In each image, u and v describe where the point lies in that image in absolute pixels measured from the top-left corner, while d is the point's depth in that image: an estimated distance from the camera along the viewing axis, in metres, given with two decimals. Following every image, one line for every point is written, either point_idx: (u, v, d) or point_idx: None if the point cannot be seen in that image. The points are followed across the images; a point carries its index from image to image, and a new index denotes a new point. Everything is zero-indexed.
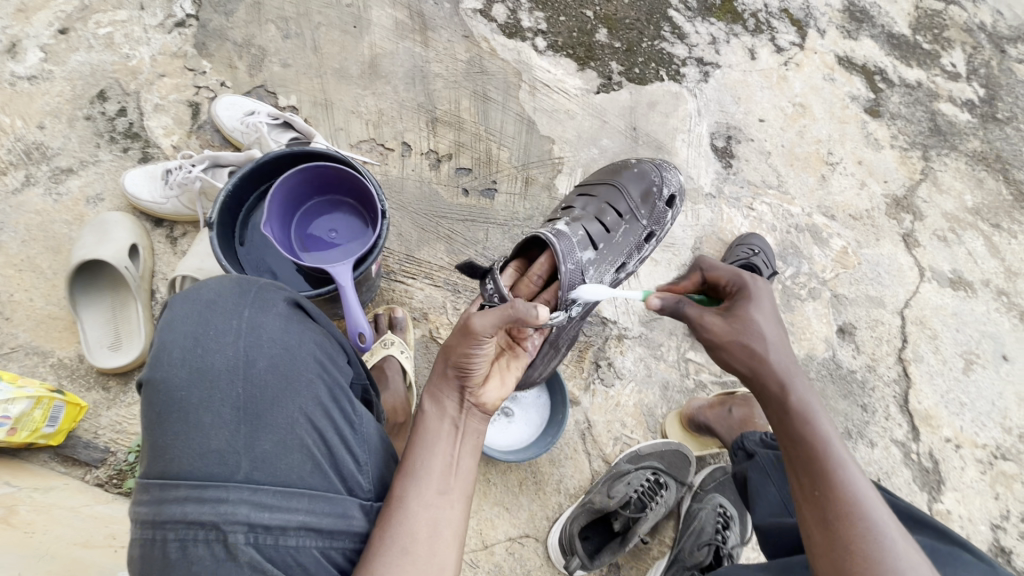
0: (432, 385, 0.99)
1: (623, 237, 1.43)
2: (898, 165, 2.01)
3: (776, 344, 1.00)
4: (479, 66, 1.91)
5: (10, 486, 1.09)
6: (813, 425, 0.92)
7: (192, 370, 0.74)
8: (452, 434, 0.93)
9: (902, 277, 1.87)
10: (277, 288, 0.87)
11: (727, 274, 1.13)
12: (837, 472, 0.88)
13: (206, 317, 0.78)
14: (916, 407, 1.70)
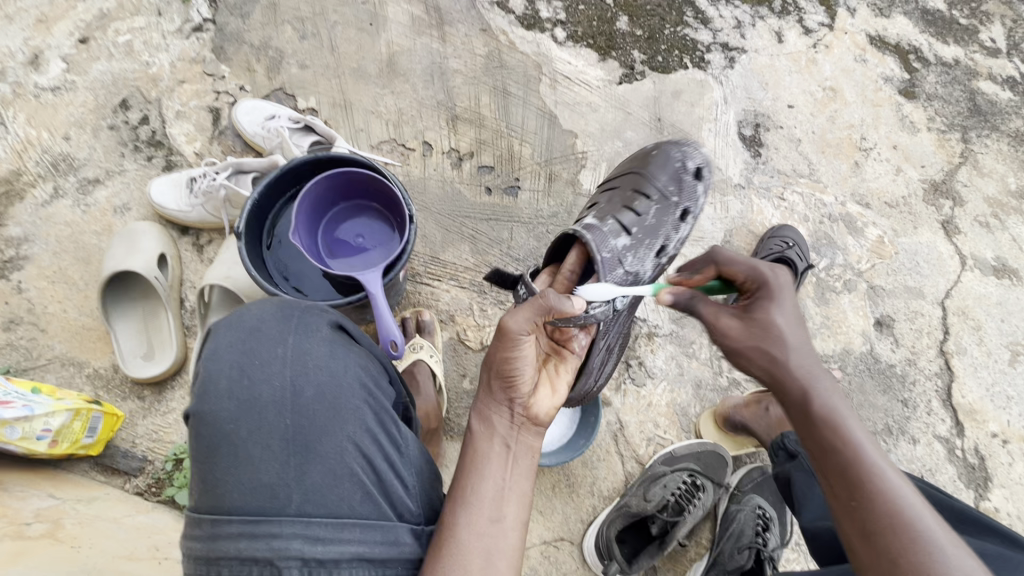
0: (481, 403, 0.98)
1: (656, 219, 1.33)
2: (936, 149, 1.93)
3: (801, 347, 0.94)
4: (498, 60, 1.87)
5: (55, 498, 1.11)
6: (842, 430, 0.87)
7: (240, 403, 0.73)
8: (504, 454, 0.92)
9: (943, 266, 1.80)
10: (319, 309, 0.86)
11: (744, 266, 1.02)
12: (874, 482, 0.82)
13: (252, 346, 0.77)
14: (959, 402, 1.64)
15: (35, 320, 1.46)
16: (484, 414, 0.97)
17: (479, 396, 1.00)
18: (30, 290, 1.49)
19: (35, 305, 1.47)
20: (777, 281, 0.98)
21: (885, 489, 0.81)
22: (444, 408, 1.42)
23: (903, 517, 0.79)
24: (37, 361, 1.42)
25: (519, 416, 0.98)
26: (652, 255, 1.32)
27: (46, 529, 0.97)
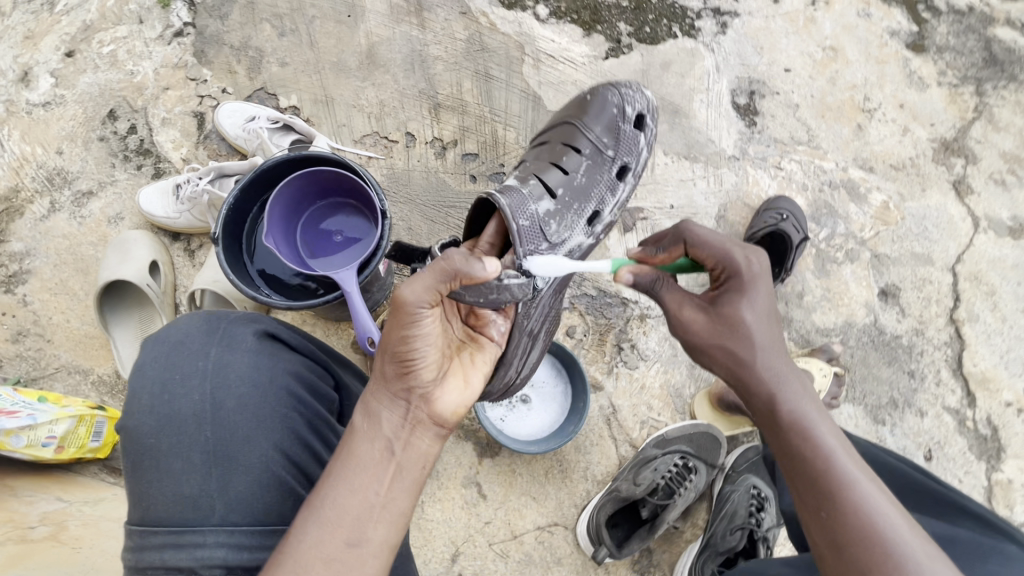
0: (369, 396, 0.93)
1: (588, 177, 1.25)
2: (946, 105, 1.82)
3: (764, 344, 0.93)
4: (479, 43, 1.82)
5: (62, 501, 1.16)
6: (812, 439, 0.85)
7: (163, 417, 0.86)
8: (384, 460, 0.88)
9: (954, 229, 1.71)
10: (245, 323, 0.97)
11: (713, 246, 0.96)
12: (847, 492, 0.79)
13: (174, 362, 0.91)
14: (971, 370, 1.58)
15: (41, 331, 1.53)
16: (372, 408, 0.92)
17: (370, 385, 0.95)
18: (35, 302, 1.55)
19: (40, 317, 1.54)
20: (750, 267, 0.94)
21: (857, 500, 0.78)
22: None
23: (871, 526, 0.76)
24: (46, 371, 1.49)
25: (410, 416, 0.93)
26: (584, 219, 1.24)
27: (49, 532, 1.03)
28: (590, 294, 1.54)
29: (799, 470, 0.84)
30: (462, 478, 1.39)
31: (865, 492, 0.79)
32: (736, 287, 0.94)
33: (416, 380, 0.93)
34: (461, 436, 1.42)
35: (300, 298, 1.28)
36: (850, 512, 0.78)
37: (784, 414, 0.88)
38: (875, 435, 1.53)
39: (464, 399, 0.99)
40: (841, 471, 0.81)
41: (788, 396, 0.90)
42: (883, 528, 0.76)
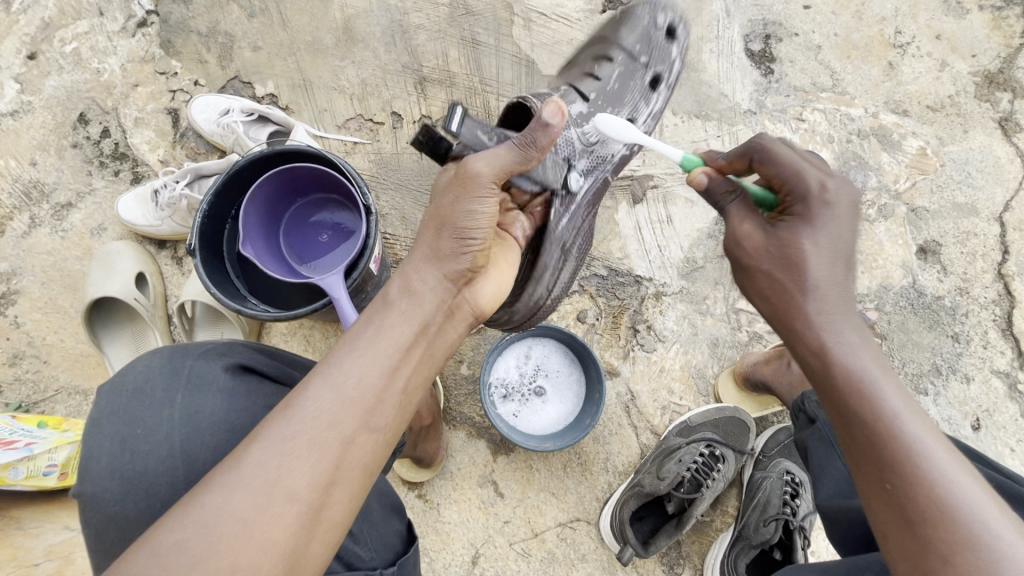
0: (413, 267, 0.85)
1: (621, 84, 1.25)
2: (990, 32, 1.62)
3: (824, 280, 0.78)
4: (463, 7, 1.66)
5: (71, 530, 1.14)
6: (878, 401, 0.71)
7: (124, 479, 0.75)
8: (411, 340, 0.78)
9: (1000, 173, 1.54)
10: (212, 356, 0.85)
11: (786, 167, 0.84)
12: (924, 465, 0.67)
13: (134, 414, 0.78)
14: (1022, 329, 1.45)
15: (36, 352, 1.48)
16: (414, 278, 0.83)
17: (415, 254, 0.86)
18: (26, 323, 1.50)
19: (33, 338, 1.49)
20: (818, 190, 0.80)
21: (932, 476, 0.67)
22: (443, 398, 1.36)
23: (948, 503, 0.65)
24: (45, 393, 1.46)
25: (450, 301, 0.86)
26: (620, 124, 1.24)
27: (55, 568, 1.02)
28: (600, 275, 1.44)
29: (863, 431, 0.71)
30: (477, 477, 1.34)
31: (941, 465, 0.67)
32: (805, 211, 0.81)
33: (464, 265, 0.86)
34: (473, 434, 1.37)
35: (291, 306, 1.20)
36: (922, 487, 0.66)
37: (846, 370, 0.74)
38: (917, 405, 1.42)
39: (501, 296, 0.97)
40: (913, 436, 0.69)
41: (847, 345, 0.75)
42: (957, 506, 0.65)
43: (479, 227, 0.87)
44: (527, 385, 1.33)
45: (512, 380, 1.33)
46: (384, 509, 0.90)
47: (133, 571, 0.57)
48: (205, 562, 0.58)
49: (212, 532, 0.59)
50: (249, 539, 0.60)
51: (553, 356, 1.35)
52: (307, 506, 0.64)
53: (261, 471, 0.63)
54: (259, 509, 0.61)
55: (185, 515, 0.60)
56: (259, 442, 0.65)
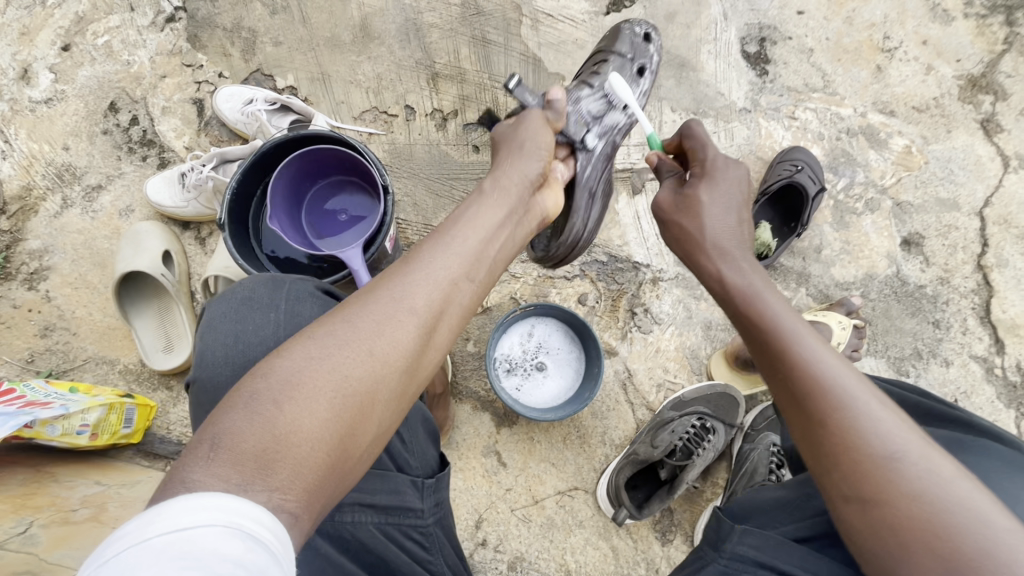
0: (500, 172, 1.02)
1: (611, 76, 1.32)
2: (973, 38, 1.71)
3: (716, 224, 0.96)
4: (474, 7, 1.75)
5: (101, 485, 1.22)
6: (762, 306, 0.84)
7: (238, 368, 0.83)
8: (503, 220, 0.93)
9: (981, 171, 1.63)
10: (307, 277, 0.95)
11: (698, 142, 1.03)
12: (796, 347, 0.77)
13: (244, 313, 0.87)
14: (999, 317, 1.53)
15: (66, 325, 1.57)
16: (503, 176, 1.01)
17: (500, 165, 1.04)
18: (57, 297, 1.59)
19: (64, 311, 1.58)
20: (715, 160, 1.00)
21: (807, 356, 0.76)
22: (451, 372, 1.44)
23: (823, 377, 0.73)
24: (74, 363, 1.54)
25: (528, 198, 1.02)
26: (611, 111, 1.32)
27: (91, 514, 1.08)
28: (600, 260, 1.52)
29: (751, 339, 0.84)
30: (482, 447, 1.42)
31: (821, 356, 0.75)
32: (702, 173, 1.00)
33: (538, 174, 1.04)
34: (479, 407, 1.45)
35: (310, 280, 1.29)
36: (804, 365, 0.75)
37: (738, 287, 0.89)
38: None
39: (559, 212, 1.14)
40: (794, 332, 0.79)
41: (738, 266, 0.91)
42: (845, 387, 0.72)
43: (543, 146, 1.07)
44: (530, 361, 1.41)
45: (515, 356, 1.41)
46: None
47: (294, 352, 0.65)
48: (348, 348, 0.66)
49: (355, 329, 0.68)
50: (382, 336, 0.69)
51: (555, 334, 1.43)
52: (425, 322, 0.73)
53: (392, 292, 0.73)
54: (389, 317, 0.71)
55: (333, 319, 0.69)
56: (390, 274, 0.76)
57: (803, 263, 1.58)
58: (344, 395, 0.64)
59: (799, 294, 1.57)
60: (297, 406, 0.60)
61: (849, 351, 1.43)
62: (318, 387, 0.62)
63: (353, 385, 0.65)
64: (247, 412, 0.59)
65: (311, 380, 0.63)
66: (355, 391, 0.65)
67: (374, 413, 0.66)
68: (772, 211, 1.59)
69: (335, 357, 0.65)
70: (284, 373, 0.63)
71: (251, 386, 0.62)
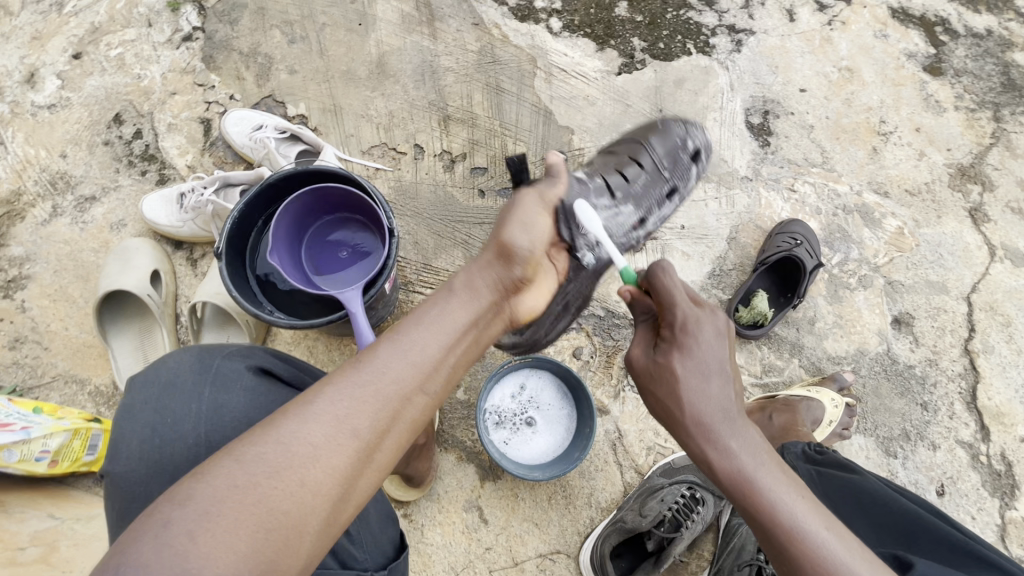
0: (477, 267, 0.98)
1: (644, 188, 1.37)
2: (963, 130, 1.79)
3: (701, 397, 0.88)
4: (490, 55, 1.79)
5: (54, 518, 1.13)
6: (759, 495, 0.80)
7: (150, 465, 0.77)
8: (469, 325, 0.91)
9: (969, 257, 1.68)
10: (239, 356, 0.88)
11: (664, 293, 0.94)
12: (803, 542, 0.76)
13: (164, 405, 0.80)
14: (985, 404, 1.55)
15: (38, 338, 1.51)
16: (474, 275, 0.97)
17: (482, 258, 0.99)
18: (33, 308, 1.53)
19: (38, 324, 1.52)
20: (685, 313, 0.92)
21: (814, 549, 0.75)
22: (437, 420, 1.40)
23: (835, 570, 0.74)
24: (42, 379, 1.47)
25: (500, 302, 0.99)
26: (632, 222, 1.36)
27: (39, 554, 1.00)
28: (598, 315, 1.52)
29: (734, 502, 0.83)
30: (463, 501, 1.37)
31: (823, 540, 0.76)
32: (675, 342, 0.91)
33: (516, 275, 1.00)
34: (464, 458, 1.40)
35: (304, 316, 1.26)
36: (794, 550, 0.76)
37: (726, 471, 0.83)
38: (886, 468, 1.50)
39: (535, 313, 1.11)
40: (793, 522, 0.77)
41: (726, 448, 0.84)
42: (843, 570, 0.74)
43: (535, 237, 1.05)
44: (520, 415, 1.38)
45: (505, 408, 1.37)
46: (379, 515, 0.93)
47: (216, 478, 0.63)
48: (277, 475, 0.65)
49: (285, 451, 0.67)
50: (316, 464, 0.67)
51: (549, 388, 1.40)
52: (366, 443, 0.72)
53: (332, 410, 0.72)
54: (327, 440, 0.70)
55: (263, 438, 0.67)
56: (333, 380, 0.75)
57: (796, 333, 1.61)
58: (269, 529, 0.62)
59: (792, 364, 1.58)
60: (212, 542, 0.58)
61: (840, 429, 1.44)
62: (241, 520, 0.61)
63: (279, 517, 0.63)
64: (161, 544, 0.57)
65: (232, 513, 0.61)
66: (282, 523, 0.63)
67: (302, 541, 0.64)
68: (768, 280, 1.61)
69: (261, 487, 0.64)
70: (202, 502, 0.61)
71: (165, 515, 0.60)
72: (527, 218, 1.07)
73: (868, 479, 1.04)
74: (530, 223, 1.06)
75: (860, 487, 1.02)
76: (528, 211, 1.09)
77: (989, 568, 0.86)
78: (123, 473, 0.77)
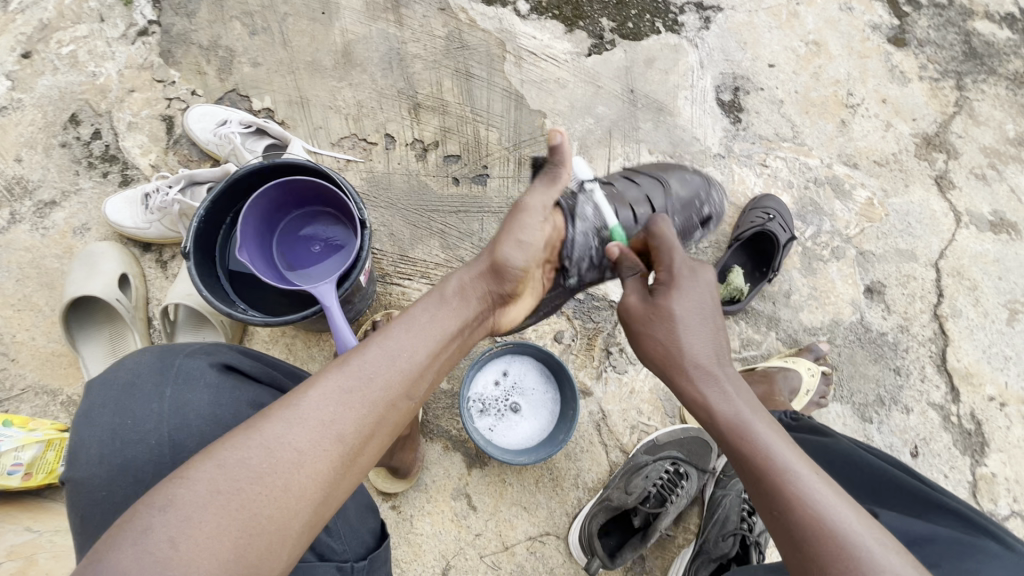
0: (469, 278, 1.00)
1: (643, 229, 1.35)
2: (928, 99, 1.82)
3: (697, 340, 0.93)
4: (458, 41, 1.76)
5: (31, 532, 1.10)
6: (751, 436, 0.82)
7: (113, 468, 0.75)
8: (456, 332, 0.93)
9: (936, 224, 1.71)
10: (199, 354, 0.87)
11: (664, 245, 1.03)
12: (789, 478, 0.76)
13: (123, 406, 0.79)
14: (955, 365, 1.59)
15: (4, 350, 1.46)
16: (467, 284, 0.99)
17: (475, 267, 1.02)
18: None
19: (3, 335, 1.47)
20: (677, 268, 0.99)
21: (801, 487, 0.75)
22: (421, 410, 1.40)
23: (819, 511, 0.73)
24: (10, 392, 1.43)
25: (485, 312, 1.03)
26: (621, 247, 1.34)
27: (16, 568, 0.98)
28: (577, 298, 1.53)
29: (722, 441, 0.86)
30: (451, 489, 1.37)
31: (806, 480, 0.76)
32: (672, 281, 0.98)
33: (504, 287, 1.04)
34: (450, 447, 1.40)
35: (281, 313, 1.24)
36: (778, 485, 0.76)
37: (726, 415, 0.86)
38: (862, 433, 1.54)
39: (516, 321, 1.16)
40: (782, 460, 0.78)
41: (724, 391, 0.88)
42: (825, 509, 0.73)
43: (527, 252, 1.05)
44: (503, 401, 1.38)
45: (486, 399, 1.37)
46: (361, 505, 0.93)
47: (196, 482, 0.62)
48: (261, 480, 0.64)
49: (271, 456, 0.66)
50: (301, 469, 0.66)
51: (529, 372, 1.40)
52: (349, 450, 0.71)
53: (317, 415, 0.70)
54: (312, 445, 0.68)
55: (247, 439, 0.66)
56: (321, 380, 0.74)
57: (773, 307, 1.63)
58: (252, 533, 0.61)
59: (769, 337, 1.61)
60: (193, 548, 0.58)
61: (817, 398, 1.48)
62: (223, 526, 0.60)
63: (262, 521, 0.62)
64: (139, 550, 0.56)
65: (214, 519, 0.60)
66: (265, 527, 0.62)
67: (287, 543, 0.64)
68: (744, 255, 1.62)
69: (245, 492, 0.63)
70: (182, 508, 0.60)
71: (145, 521, 0.58)
72: (525, 235, 1.06)
73: (841, 439, 1.06)
74: (526, 239, 1.05)
75: (832, 448, 1.05)
76: (529, 222, 1.08)
77: (953, 516, 0.87)
78: (93, 480, 0.75)
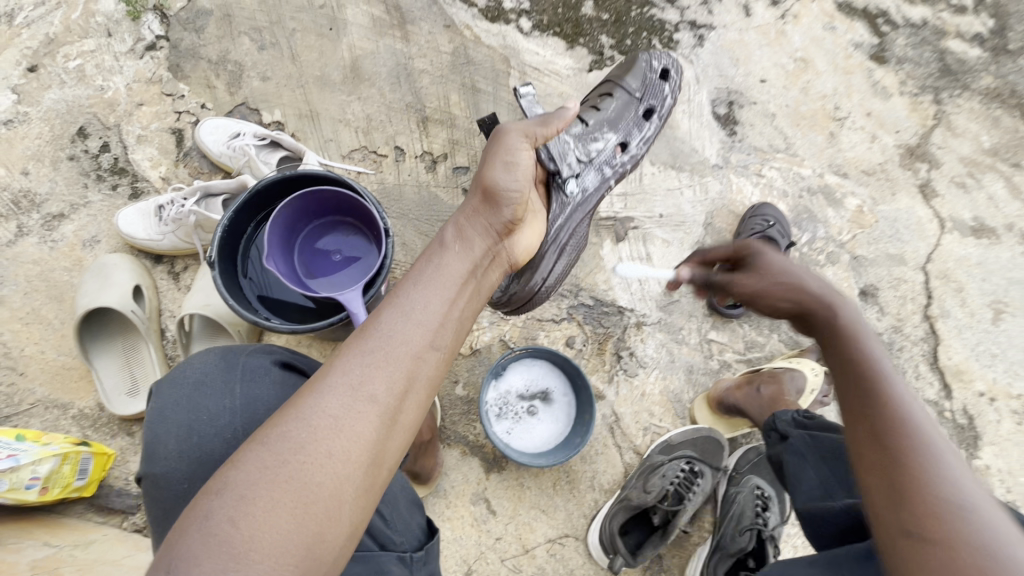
0: (465, 218, 1.02)
1: (618, 113, 1.42)
2: (909, 112, 1.92)
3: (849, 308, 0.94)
4: (464, 57, 1.82)
5: (51, 546, 1.09)
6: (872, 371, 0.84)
7: (192, 461, 0.81)
8: (468, 273, 0.94)
9: (922, 230, 1.80)
10: (261, 353, 0.92)
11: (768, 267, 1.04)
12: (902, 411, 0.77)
13: (197, 403, 0.84)
14: (946, 364, 1.67)
15: (12, 364, 1.44)
16: (467, 226, 1.01)
17: (470, 206, 1.05)
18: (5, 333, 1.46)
19: (11, 349, 1.45)
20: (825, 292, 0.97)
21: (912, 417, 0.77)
22: (439, 416, 1.42)
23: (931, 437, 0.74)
24: (19, 407, 1.41)
25: (494, 248, 1.05)
26: (613, 146, 1.38)
27: None
28: (587, 305, 1.58)
29: (870, 404, 0.80)
30: (470, 494, 1.39)
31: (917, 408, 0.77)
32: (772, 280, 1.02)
33: (505, 218, 1.07)
34: (468, 452, 1.42)
35: (301, 321, 1.25)
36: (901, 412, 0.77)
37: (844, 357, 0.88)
38: None
39: (530, 250, 1.21)
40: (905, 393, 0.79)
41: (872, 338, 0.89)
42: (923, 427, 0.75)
43: (519, 179, 1.07)
44: (523, 403, 1.41)
45: (505, 403, 1.40)
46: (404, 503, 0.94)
47: (249, 463, 0.66)
48: (305, 450, 0.67)
49: (308, 426, 0.69)
50: (338, 434, 0.69)
51: (547, 376, 1.43)
52: (385, 408, 0.73)
53: (346, 379, 0.73)
54: (345, 409, 0.71)
55: (286, 417, 0.70)
56: (347, 345, 0.77)
57: None
58: (305, 505, 0.64)
59: (772, 340, 1.66)
60: (251, 524, 0.62)
61: (820, 397, 1.54)
62: (276, 501, 0.63)
63: (313, 491, 0.65)
64: (204, 532, 0.61)
65: (266, 494, 0.64)
66: (318, 497, 0.65)
67: (342, 511, 0.67)
68: None
69: (291, 463, 0.66)
70: (238, 488, 0.64)
71: (206, 505, 0.63)
72: (510, 156, 1.09)
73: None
74: (513, 161, 1.08)
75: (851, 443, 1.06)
76: (512, 146, 1.10)
77: None
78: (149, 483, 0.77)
